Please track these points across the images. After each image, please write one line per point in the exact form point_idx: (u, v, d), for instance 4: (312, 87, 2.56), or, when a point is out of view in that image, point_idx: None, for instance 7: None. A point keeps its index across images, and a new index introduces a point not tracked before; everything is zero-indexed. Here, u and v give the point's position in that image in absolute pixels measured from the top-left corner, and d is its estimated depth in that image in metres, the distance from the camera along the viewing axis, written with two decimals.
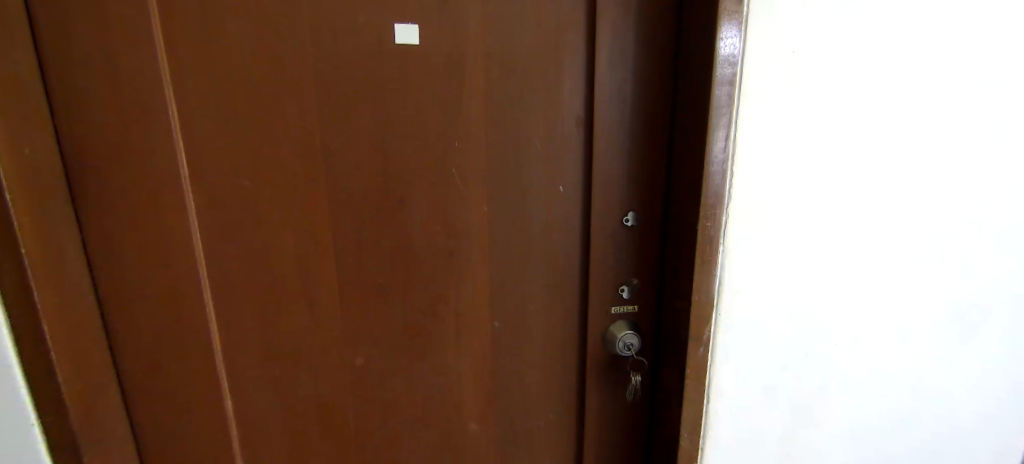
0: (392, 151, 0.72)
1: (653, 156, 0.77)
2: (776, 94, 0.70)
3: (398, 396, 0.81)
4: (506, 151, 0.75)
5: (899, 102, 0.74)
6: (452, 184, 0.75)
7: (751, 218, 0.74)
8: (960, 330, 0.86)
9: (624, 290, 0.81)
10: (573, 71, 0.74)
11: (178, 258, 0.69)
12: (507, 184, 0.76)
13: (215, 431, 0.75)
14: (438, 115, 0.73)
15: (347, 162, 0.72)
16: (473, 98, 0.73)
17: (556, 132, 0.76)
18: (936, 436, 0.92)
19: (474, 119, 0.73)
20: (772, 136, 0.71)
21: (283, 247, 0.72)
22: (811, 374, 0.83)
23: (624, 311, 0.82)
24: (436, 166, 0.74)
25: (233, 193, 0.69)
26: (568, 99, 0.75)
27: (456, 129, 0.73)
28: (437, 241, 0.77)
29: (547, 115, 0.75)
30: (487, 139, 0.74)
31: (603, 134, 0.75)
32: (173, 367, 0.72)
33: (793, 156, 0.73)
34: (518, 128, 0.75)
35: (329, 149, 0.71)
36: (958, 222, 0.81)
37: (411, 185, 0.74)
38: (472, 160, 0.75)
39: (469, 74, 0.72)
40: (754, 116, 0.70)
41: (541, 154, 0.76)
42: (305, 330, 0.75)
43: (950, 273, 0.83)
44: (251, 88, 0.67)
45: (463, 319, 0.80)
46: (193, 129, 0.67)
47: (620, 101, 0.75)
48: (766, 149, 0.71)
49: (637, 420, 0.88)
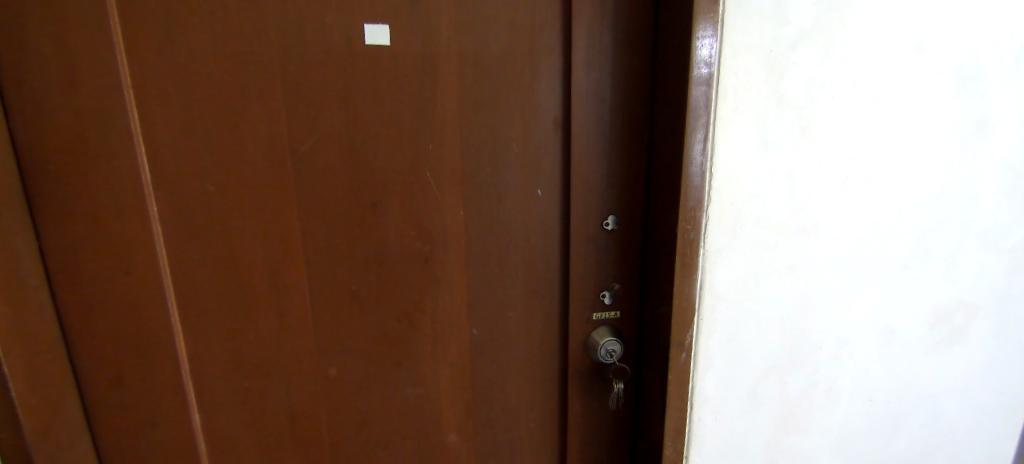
0: (365, 155, 0.71)
1: (633, 159, 0.75)
2: (754, 96, 0.69)
3: (374, 407, 0.79)
4: (481, 155, 0.73)
5: (880, 103, 0.73)
6: (426, 188, 0.73)
7: (732, 221, 0.72)
8: (946, 333, 0.85)
9: (606, 296, 0.80)
10: (549, 71, 0.73)
11: (141, 266, 0.67)
12: (483, 188, 0.74)
13: (182, 447, 0.73)
14: (412, 118, 0.71)
15: (316, 165, 0.69)
16: (447, 98, 0.71)
17: (534, 134, 0.74)
18: (925, 440, 0.90)
19: (448, 122, 0.72)
20: (751, 137, 0.70)
21: (251, 253, 0.70)
22: (796, 379, 0.81)
23: (605, 317, 0.81)
24: (410, 169, 0.72)
25: (198, 197, 0.67)
26: (546, 100, 0.73)
27: (431, 131, 0.72)
28: (413, 248, 0.74)
29: (523, 117, 0.73)
30: (461, 142, 0.72)
31: (582, 135, 0.74)
32: (136, 379, 0.69)
33: (773, 157, 0.71)
34: (493, 130, 0.73)
35: (299, 152, 0.69)
36: (944, 221, 0.80)
37: (386, 189, 0.72)
38: (447, 164, 0.73)
39: (442, 74, 0.70)
40: (733, 115, 0.69)
41: (517, 157, 0.74)
42: (276, 339, 0.73)
43: (935, 274, 0.82)
44: (217, 91, 0.65)
45: (440, 326, 0.78)
46: (155, 133, 0.65)
47: (597, 102, 0.73)
48: (746, 150, 0.70)
49: (621, 429, 0.86)
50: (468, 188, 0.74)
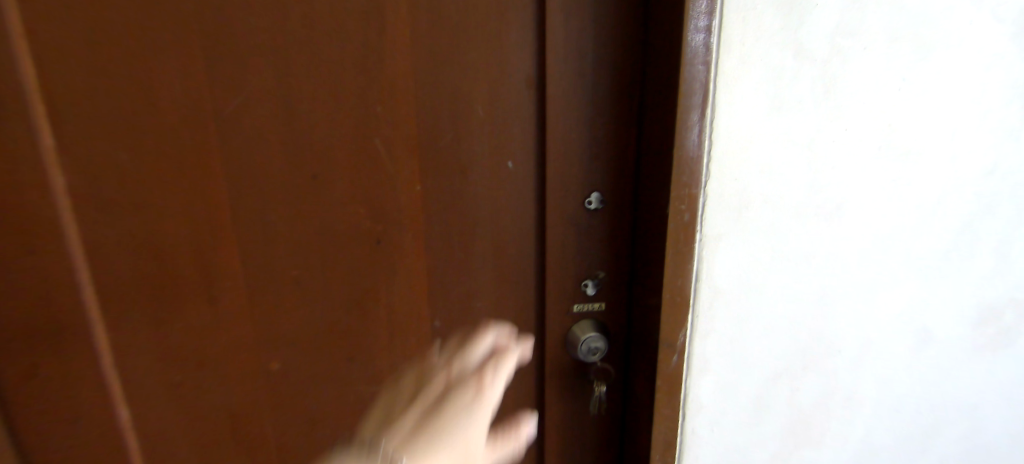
0: (302, 121, 0.61)
1: (619, 126, 0.64)
2: (766, 46, 0.56)
3: (325, 405, 0.70)
4: (441, 120, 0.63)
5: (922, 57, 0.60)
6: (375, 158, 0.63)
7: (735, 200, 0.60)
8: (993, 335, 0.72)
9: (589, 286, 0.70)
10: (521, 19, 0.61)
11: (46, 244, 0.58)
12: (443, 159, 0.64)
13: (107, 441, 0.66)
14: (356, 74, 0.60)
15: (245, 129, 0.60)
16: (398, 52, 0.60)
17: (503, 96, 0.63)
18: (959, 456, 0.78)
19: (400, 80, 0.61)
20: (761, 98, 0.57)
21: (173, 230, 0.61)
22: (808, 385, 0.70)
23: (588, 310, 0.71)
24: (355, 139, 0.62)
25: (107, 166, 0.58)
26: (515, 58, 0.62)
27: (380, 92, 0.61)
28: (362, 226, 0.65)
29: (490, 75, 0.62)
30: (416, 105, 0.62)
31: (557, 96, 0.62)
32: (49, 368, 0.62)
33: (787, 123, 0.59)
34: (455, 90, 0.62)
35: (223, 114, 0.59)
36: (996, 203, 0.66)
37: (328, 161, 0.62)
38: (401, 130, 0.62)
39: (390, 24, 0.59)
40: (738, 72, 0.56)
41: (484, 123, 0.63)
42: (207, 327, 0.65)
43: (981, 266, 0.69)
44: (121, 39, 0.55)
45: (398, 317, 0.69)
46: (48, 88, 0.55)
47: (577, 56, 0.61)
48: (754, 114, 0.58)
49: (606, 435, 0.76)
50: (426, 159, 0.64)
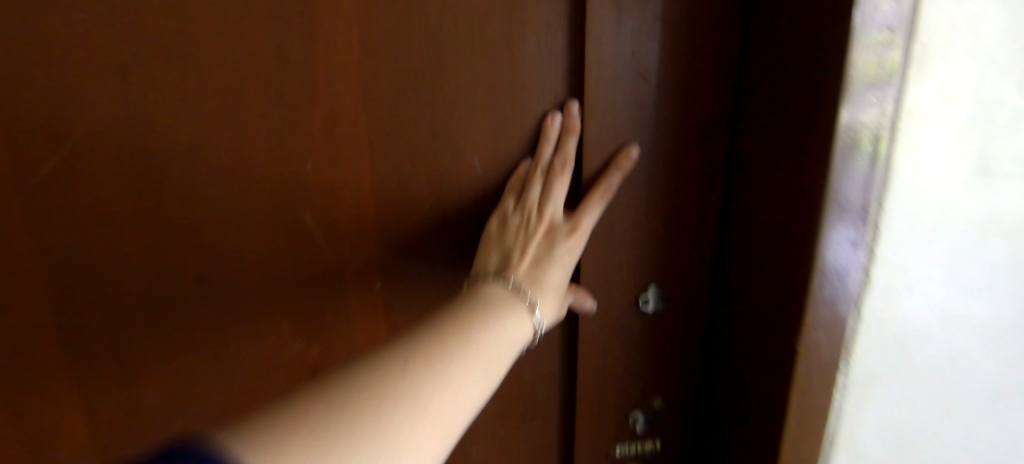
0: (166, 208, 0.38)
1: (696, 191, 0.40)
2: (991, 56, 0.28)
3: None
4: (392, 197, 0.39)
5: None
6: (285, 260, 0.40)
7: (896, 335, 0.34)
8: None
9: (640, 422, 0.48)
10: (533, 31, 0.36)
11: None
12: (399, 255, 0.41)
13: None
14: (246, 136, 0.36)
15: (73, 239, 0.38)
16: (310, 98, 0.36)
17: (502, 156, 0.39)
18: None
19: (320, 139, 0.37)
20: (968, 161, 0.30)
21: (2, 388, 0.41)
22: None
23: (637, 449, 0.50)
24: (279, 212, 0.39)
25: None
26: (527, 89, 0.37)
27: (288, 159, 0.37)
28: (275, 354, 0.43)
29: (477, 128, 0.38)
30: (349, 177, 0.38)
31: (599, 152, 0.38)
32: None
33: (1003, 199, 0.32)
34: (414, 150, 0.38)
35: (36, 220, 0.37)
36: None
37: (232, 248, 0.39)
38: (327, 215, 0.39)
39: (302, 34, 0.34)
40: (942, 129, 0.28)
41: (470, 198, 0.40)
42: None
43: None
44: None
45: None
46: None
47: (636, 86, 0.36)
48: (952, 190, 0.30)
49: None
50: (373, 255, 0.41)
